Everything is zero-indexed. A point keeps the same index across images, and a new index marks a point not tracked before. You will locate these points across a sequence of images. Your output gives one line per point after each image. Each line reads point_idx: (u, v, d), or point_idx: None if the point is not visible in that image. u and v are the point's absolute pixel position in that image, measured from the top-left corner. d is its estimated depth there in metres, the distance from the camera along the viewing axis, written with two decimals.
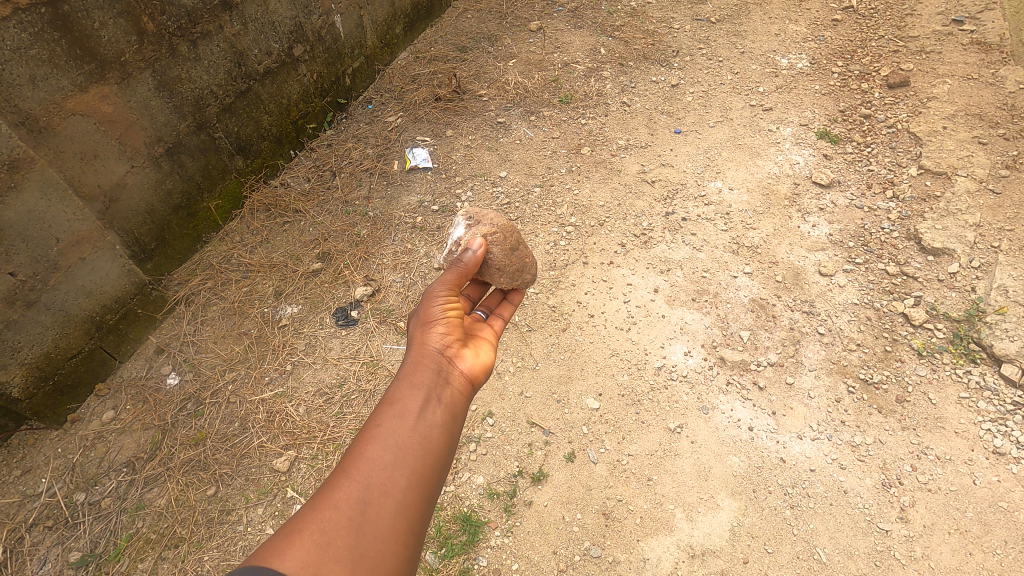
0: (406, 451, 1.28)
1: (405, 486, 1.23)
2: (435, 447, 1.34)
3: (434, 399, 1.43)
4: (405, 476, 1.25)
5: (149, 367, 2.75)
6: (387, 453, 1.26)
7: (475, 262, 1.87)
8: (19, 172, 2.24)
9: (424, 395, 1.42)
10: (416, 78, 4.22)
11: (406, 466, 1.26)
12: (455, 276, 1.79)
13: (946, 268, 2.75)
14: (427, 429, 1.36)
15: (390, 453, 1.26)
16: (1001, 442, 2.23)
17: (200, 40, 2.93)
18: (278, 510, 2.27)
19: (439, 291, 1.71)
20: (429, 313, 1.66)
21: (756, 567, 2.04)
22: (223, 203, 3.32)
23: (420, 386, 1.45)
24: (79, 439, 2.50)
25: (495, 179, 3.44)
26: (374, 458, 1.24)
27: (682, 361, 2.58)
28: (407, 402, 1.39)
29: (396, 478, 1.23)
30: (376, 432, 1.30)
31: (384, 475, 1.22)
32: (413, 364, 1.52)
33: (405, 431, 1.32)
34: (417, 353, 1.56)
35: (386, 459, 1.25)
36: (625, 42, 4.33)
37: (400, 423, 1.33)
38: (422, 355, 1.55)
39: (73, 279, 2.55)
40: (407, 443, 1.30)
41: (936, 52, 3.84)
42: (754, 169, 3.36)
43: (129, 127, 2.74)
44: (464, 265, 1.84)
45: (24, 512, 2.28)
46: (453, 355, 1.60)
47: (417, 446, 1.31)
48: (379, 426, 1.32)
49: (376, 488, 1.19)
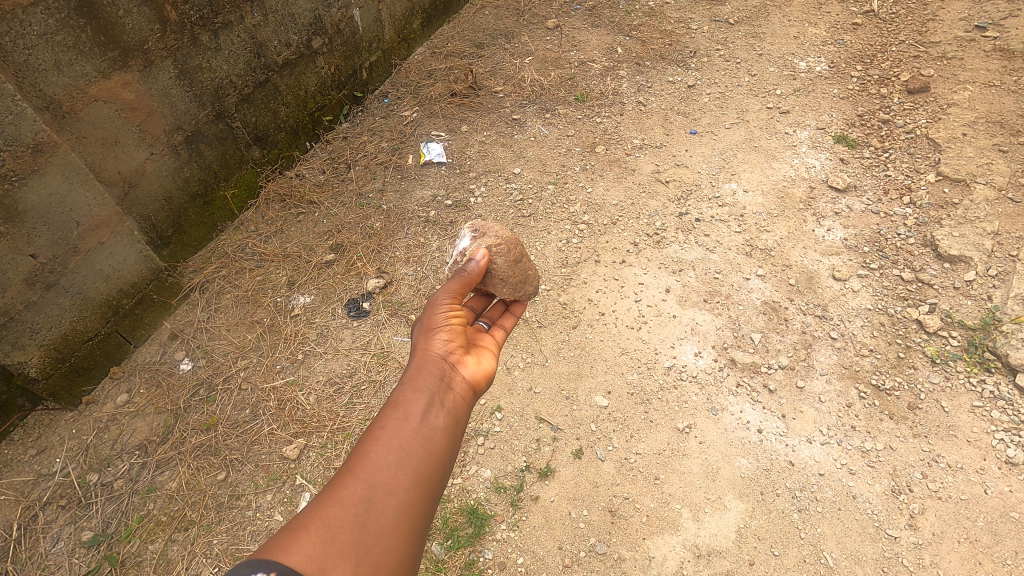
0: (408, 452, 1.29)
1: (409, 484, 1.24)
2: (437, 449, 1.35)
3: (437, 403, 1.44)
4: (408, 476, 1.26)
5: (163, 352, 2.78)
6: (391, 453, 1.27)
7: (477, 272, 1.87)
8: (43, 155, 2.27)
9: (427, 399, 1.43)
10: (432, 73, 4.23)
11: (408, 466, 1.27)
12: (460, 284, 1.79)
13: (962, 276, 2.73)
14: (430, 431, 1.36)
15: (393, 453, 1.27)
16: (1014, 452, 2.21)
17: (221, 30, 2.96)
18: (287, 497, 2.28)
19: (443, 300, 1.71)
20: (433, 320, 1.67)
21: (762, 569, 2.03)
22: (239, 193, 3.36)
23: (423, 391, 1.45)
24: (94, 421, 2.54)
25: (509, 176, 3.44)
26: (378, 458, 1.25)
27: (692, 362, 2.58)
28: (410, 405, 1.40)
29: (399, 477, 1.24)
30: (380, 433, 1.31)
31: (388, 474, 1.23)
32: (416, 368, 1.52)
33: (408, 432, 1.32)
34: (420, 359, 1.57)
35: (388, 459, 1.25)
36: (642, 42, 4.31)
37: (404, 425, 1.34)
38: (424, 361, 1.55)
39: (92, 263, 2.59)
40: (410, 445, 1.31)
41: (957, 58, 3.80)
42: (769, 172, 3.35)
43: (150, 114, 2.78)
44: (467, 275, 1.84)
45: (38, 490, 2.32)
46: (455, 361, 1.60)
47: (420, 448, 1.32)
48: (383, 427, 1.32)
49: (379, 487, 1.20)
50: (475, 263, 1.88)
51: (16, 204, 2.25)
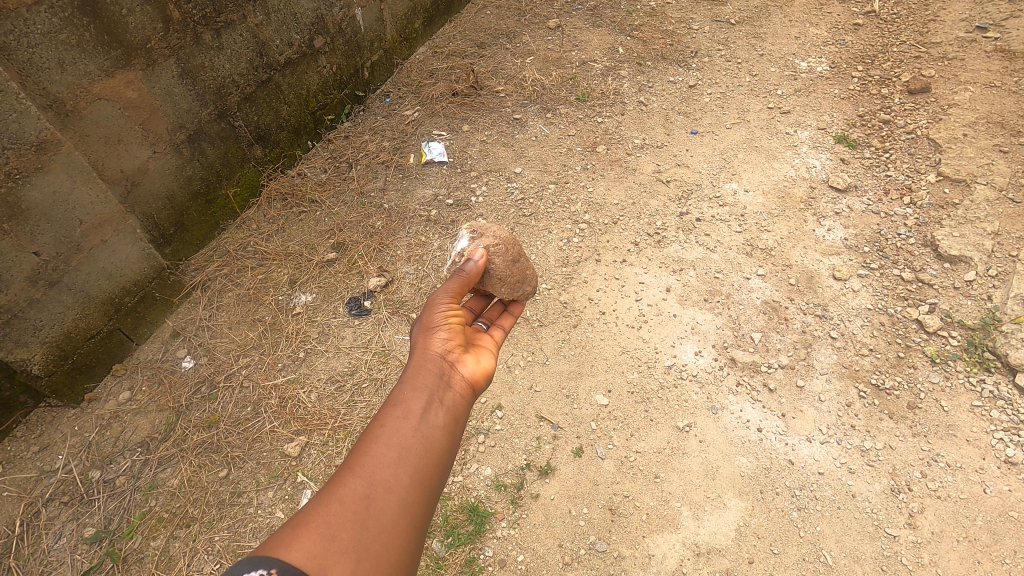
0: (408, 449, 1.30)
1: (409, 482, 1.25)
2: (437, 447, 1.36)
3: (436, 401, 1.44)
4: (408, 473, 1.26)
5: (164, 350, 2.79)
6: (391, 451, 1.28)
7: (476, 272, 1.89)
8: (46, 153, 2.28)
9: (427, 397, 1.44)
10: (434, 72, 4.24)
11: (408, 464, 1.28)
12: (458, 283, 1.80)
13: (962, 276, 2.73)
14: (429, 429, 1.37)
15: (393, 451, 1.28)
16: (1013, 451, 2.22)
17: (224, 29, 2.96)
18: (288, 494, 2.29)
19: (442, 299, 1.73)
20: (432, 319, 1.68)
21: (761, 567, 2.04)
22: (241, 191, 3.37)
23: (423, 389, 1.46)
24: (96, 418, 2.55)
25: (510, 175, 3.45)
26: (378, 456, 1.26)
27: (692, 361, 2.59)
28: (410, 403, 1.41)
29: (398, 475, 1.25)
30: (380, 431, 1.32)
31: (388, 472, 1.24)
32: (416, 367, 1.53)
33: (408, 430, 1.33)
34: (420, 358, 1.58)
35: (388, 457, 1.26)
36: (643, 42, 4.32)
37: (404, 423, 1.35)
38: (423, 359, 1.56)
39: (95, 261, 2.60)
40: (410, 443, 1.31)
41: (958, 59, 3.80)
42: (769, 172, 3.35)
43: (152, 113, 2.79)
44: (466, 274, 1.86)
45: (41, 487, 2.33)
46: (454, 360, 1.61)
47: (420, 445, 1.33)
48: (383, 425, 1.33)
49: (379, 484, 1.21)
50: (474, 263, 1.90)
51: (19, 202, 2.26)
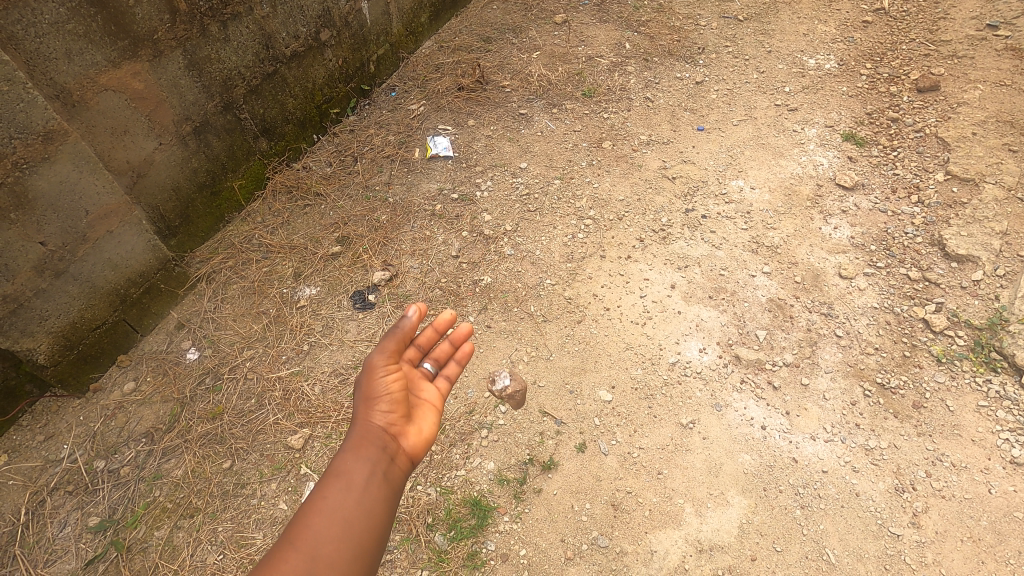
0: (347, 533, 1.33)
1: (347, 564, 1.29)
2: (375, 526, 1.38)
3: (377, 476, 1.45)
4: (345, 556, 1.29)
5: (170, 342, 2.80)
6: (330, 533, 1.31)
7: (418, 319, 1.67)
8: (53, 143, 2.28)
9: (367, 474, 1.44)
10: (440, 67, 4.23)
11: (346, 548, 1.30)
12: (397, 339, 1.64)
13: (969, 275, 2.71)
14: (369, 508, 1.39)
15: (332, 535, 1.31)
16: (1019, 451, 2.20)
17: (231, 21, 2.96)
18: (291, 486, 2.30)
19: (381, 362, 1.60)
20: (374, 387, 1.58)
21: (764, 565, 2.04)
22: (246, 184, 3.37)
23: (364, 463, 1.46)
24: (101, 408, 2.57)
25: (515, 170, 3.44)
26: (317, 538, 1.29)
27: (697, 358, 2.58)
28: (351, 479, 1.42)
29: (335, 558, 1.28)
30: (318, 513, 1.34)
31: (327, 553, 1.28)
32: (359, 438, 1.50)
33: (347, 512, 1.36)
34: (362, 428, 1.53)
35: (328, 537, 1.30)
36: (650, 38, 4.30)
37: (343, 505, 1.37)
38: (366, 430, 1.52)
39: (101, 252, 2.60)
40: (349, 524, 1.34)
41: (968, 57, 3.76)
42: (776, 169, 3.33)
43: (159, 104, 2.79)
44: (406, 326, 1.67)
45: (46, 476, 2.35)
46: (396, 432, 1.56)
47: (359, 526, 1.35)
48: (323, 503, 1.37)
49: (318, 566, 1.25)
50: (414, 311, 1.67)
51: (26, 191, 2.27)
